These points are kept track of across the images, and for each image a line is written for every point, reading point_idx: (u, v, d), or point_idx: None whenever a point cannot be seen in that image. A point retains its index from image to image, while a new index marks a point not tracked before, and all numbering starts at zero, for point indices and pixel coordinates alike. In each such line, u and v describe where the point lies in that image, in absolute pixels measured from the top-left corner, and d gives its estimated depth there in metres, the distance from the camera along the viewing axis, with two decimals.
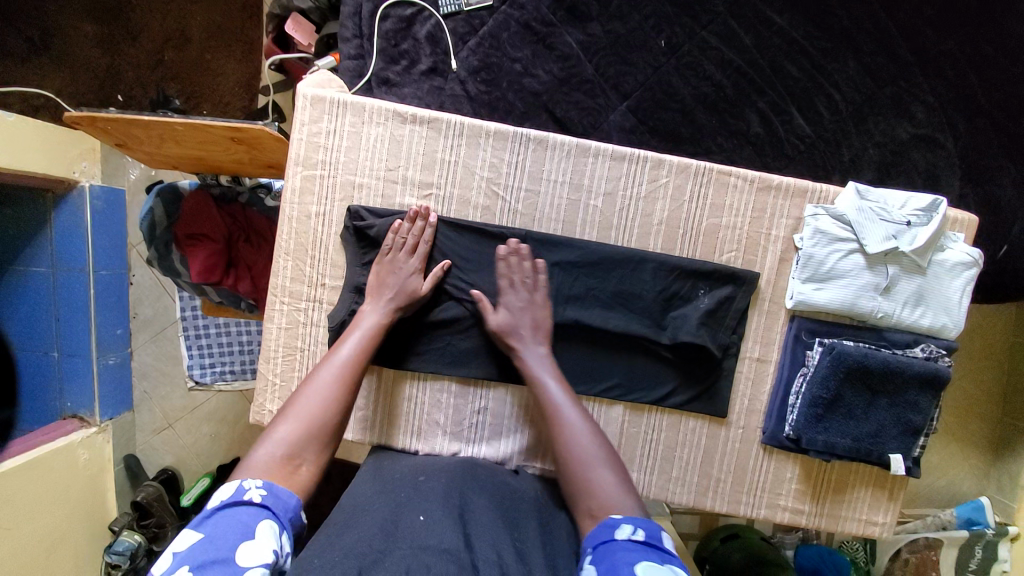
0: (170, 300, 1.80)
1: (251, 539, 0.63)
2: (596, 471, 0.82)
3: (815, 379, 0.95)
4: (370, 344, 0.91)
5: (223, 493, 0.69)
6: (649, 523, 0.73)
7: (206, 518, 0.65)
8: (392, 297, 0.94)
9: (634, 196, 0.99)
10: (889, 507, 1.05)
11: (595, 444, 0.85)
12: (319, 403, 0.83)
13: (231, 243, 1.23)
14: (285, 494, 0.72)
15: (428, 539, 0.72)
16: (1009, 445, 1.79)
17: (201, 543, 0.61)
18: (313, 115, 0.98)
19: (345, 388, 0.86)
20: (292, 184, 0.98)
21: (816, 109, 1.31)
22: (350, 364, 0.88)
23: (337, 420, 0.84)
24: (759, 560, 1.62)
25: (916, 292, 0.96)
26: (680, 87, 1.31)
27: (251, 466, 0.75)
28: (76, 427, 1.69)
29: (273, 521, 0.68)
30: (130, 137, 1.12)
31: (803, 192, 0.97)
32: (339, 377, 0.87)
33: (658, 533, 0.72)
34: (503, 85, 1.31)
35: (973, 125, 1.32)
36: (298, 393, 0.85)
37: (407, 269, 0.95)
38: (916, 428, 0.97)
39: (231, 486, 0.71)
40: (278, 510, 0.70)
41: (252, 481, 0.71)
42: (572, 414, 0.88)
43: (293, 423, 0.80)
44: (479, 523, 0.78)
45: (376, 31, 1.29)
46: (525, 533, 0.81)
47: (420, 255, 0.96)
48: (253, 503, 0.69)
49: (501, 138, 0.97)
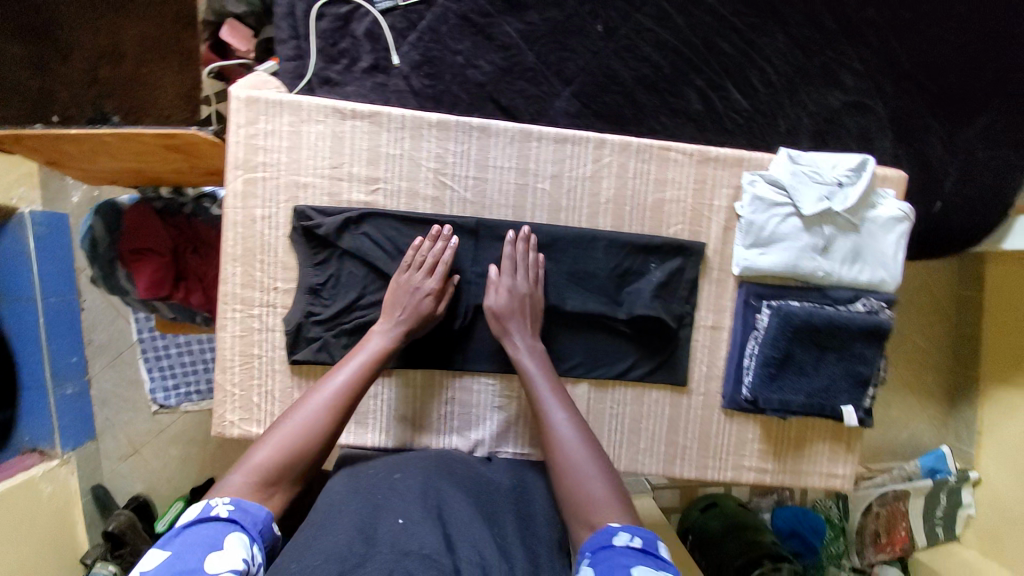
0: (126, 324, 1.76)
1: (219, 552, 0.65)
2: (585, 469, 0.83)
3: (766, 340, 0.99)
4: (371, 368, 0.90)
5: (191, 510, 0.71)
6: (646, 531, 0.74)
7: (174, 536, 0.67)
8: (401, 320, 0.93)
9: (580, 177, 1.01)
10: (848, 458, 1.09)
11: (582, 444, 0.86)
12: (303, 428, 0.84)
13: (178, 255, 1.18)
14: (253, 507, 0.74)
15: (408, 544, 0.71)
16: (964, 395, 1.90)
17: (169, 560, 0.63)
18: (249, 117, 0.96)
19: (334, 412, 0.86)
20: (233, 189, 0.96)
21: (751, 83, 1.39)
22: (345, 387, 0.88)
23: (321, 445, 0.84)
24: (737, 525, 1.69)
25: (852, 250, 1.01)
26: (619, 69, 1.36)
27: (224, 488, 0.76)
28: (36, 461, 1.59)
29: (241, 534, 0.69)
30: (61, 154, 1.07)
31: (738, 162, 1.02)
32: (330, 401, 0.86)
33: (652, 539, 0.73)
34: (446, 77, 1.33)
35: (900, 87, 1.42)
36: (286, 415, 0.85)
37: (419, 287, 0.94)
38: (865, 379, 1.01)
39: (199, 505, 0.73)
40: (246, 523, 0.71)
41: (219, 499, 0.73)
42: (564, 412, 0.90)
43: (272, 447, 0.81)
44: (460, 522, 0.78)
45: (312, 30, 1.30)
46: (503, 524, 0.82)
47: (436, 276, 0.95)
48: (220, 518, 0.70)
49: (444, 128, 0.98)
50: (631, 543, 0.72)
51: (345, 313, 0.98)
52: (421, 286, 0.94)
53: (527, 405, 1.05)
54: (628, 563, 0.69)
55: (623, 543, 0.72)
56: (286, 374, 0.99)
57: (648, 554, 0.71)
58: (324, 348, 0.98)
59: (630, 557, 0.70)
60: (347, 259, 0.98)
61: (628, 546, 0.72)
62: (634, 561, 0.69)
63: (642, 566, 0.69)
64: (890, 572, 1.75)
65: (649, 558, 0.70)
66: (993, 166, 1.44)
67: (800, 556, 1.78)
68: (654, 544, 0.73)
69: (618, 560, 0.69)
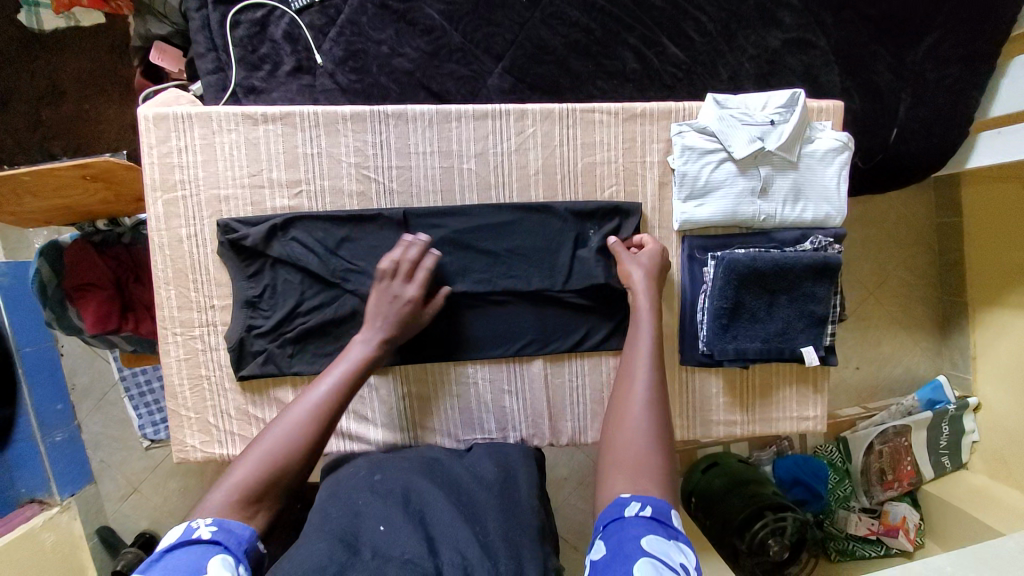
0: (107, 361, 1.68)
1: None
2: (639, 436, 0.74)
3: (714, 292, 0.98)
4: (356, 379, 0.84)
5: (168, 535, 0.62)
6: (659, 499, 0.66)
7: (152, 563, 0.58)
8: (385, 326, 0.88)
9: (505, 151, 0.99)
10: (817, 400, 1.08)
11: (648, 410, 0.77)
12: (286, 439, 0.76)
13: (122, 285, 1.18)
14: (239, 527, 0.65)
15: (387, 552, 0.68)
16: (954, 322, 1.88)
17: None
18: (159, 136, 0.94)
19: (319, 424, 0.79)
20: (154, 212, 0.95)
21: (686, 34, 1.33)
22: (332, 397, 0.81)
23: (305, 459, 0.77)
24: (739, 482, 1.62)
25: (793, 188, 1.00)
26: (549, 38, 1.29)
27: (207, 506, 0.68)
28: (37, 511, 1.49)
29: (225, 557, 0.61)
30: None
31: (666, 114, 1.00)
32: (318, 411, 0.79)
33: (665, 508, 0.65)
34: (374, 69, 1.28)
35: (840, 17, 1.35)
36: (271, 426, 0.78)
37: (400, 292, 0.90)
38: (820, 318, 1.00)
39: (179, 526, 0.64)
40: (231, 544, 0.63)
41: (202, 520, 0.64)
42: (649, 376, 0.81)
43: (254, 461, 0.73)
44: (443, 524, 0.74)
45: (229, 40, 1.24)
46: (485, 518, 0.77)
47: (415, 282, 0.91)
48: (202, 541, 0.62)
49: (359, 120, 0.96)
50: (641, 512, 0.64)
51: (287, 321, 0.97)
52: (399, 290, 0.90)
53: (488, 391, 1.04)
54: (638, 533, 0.62)
55: (634, 513, 0.64)
56: (237, 391, 0.99)
57: (659, 523, 0.63)
58: (270, 360, 0.97)
59: (639, 527, 0.63)
60: (280, 267, 0.96)
61: (638, 515, 0.64)
62: (644, 531, 0.62)
63: (652, 536, 0.61)
64: (900, 508, 1.68)
65: (661, 527, 0.63)
66: (946, 86, 1.36)
67: (806, 505, 1.72)
68: (668, 513, 0.65)
69: (628, 534, 0.62)
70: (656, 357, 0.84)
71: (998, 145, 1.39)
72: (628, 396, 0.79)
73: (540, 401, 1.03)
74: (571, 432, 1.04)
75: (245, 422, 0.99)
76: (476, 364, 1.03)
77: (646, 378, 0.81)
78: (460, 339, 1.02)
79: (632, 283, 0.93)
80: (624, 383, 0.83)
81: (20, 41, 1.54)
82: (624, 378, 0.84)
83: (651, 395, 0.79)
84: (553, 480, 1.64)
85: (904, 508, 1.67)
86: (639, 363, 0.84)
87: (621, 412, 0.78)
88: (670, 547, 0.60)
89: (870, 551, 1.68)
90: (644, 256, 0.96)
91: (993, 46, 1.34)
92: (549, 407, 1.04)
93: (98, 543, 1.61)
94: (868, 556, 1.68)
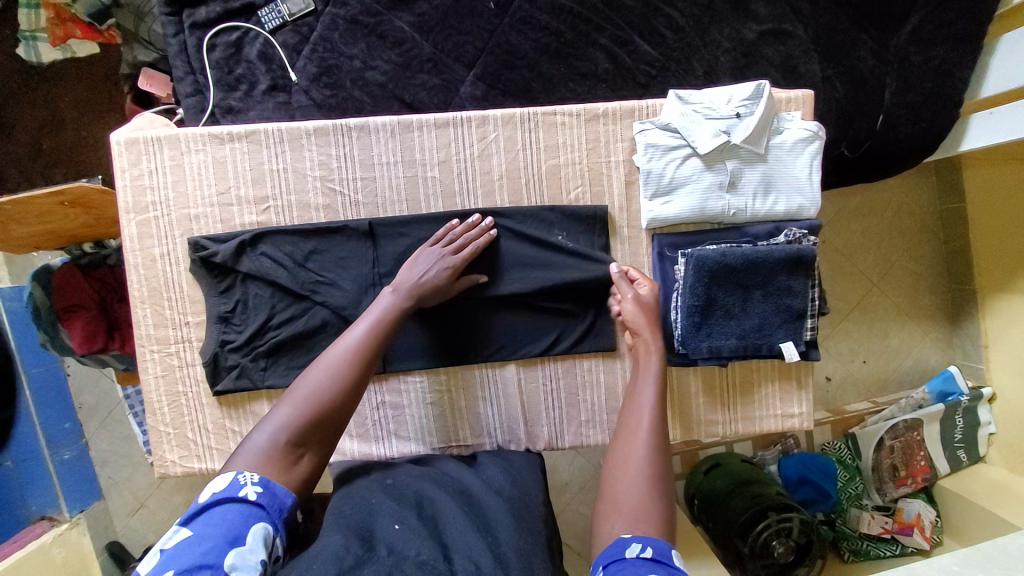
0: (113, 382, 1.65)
1: (241, 548, 0.59)
2: (640, 477, 0.72)
3: (685, 291, 0.97)
4: (386, 326, 0.85)
5: (217, 484, 0.64)
6: (659, 539, 0.65)
7: (198, 512, 0.61)
8: (417, 281, 0.90)
9: (469, 158, 1.00)
10: (802, 396, 1.05)
11: (651, 452, 0.74)
12: (325, 384, 0.77)
13: (107, 306, 1.21)
14: (281, 491, 0.67)
15: (404, 550, 0.66)
16: (964, 311, 1.79)
17: (188, 546, 0.57)
18: (131, 159, 0.97)
19: (356, 368, 0.80)
20: (128, 233, 0.97)
21: (658, 31, 1.26)
22: (367, 345, 0.83)
23: (345, 405, 0.78)
24: (740, 482, 1.51)
25: (762, 181, 1.00)
26: (519, 43, 1.24)
27: (249, 452, 0.69)
28: (46, 528, 1.47)
29: (266, 524, 0.63)
30: None
31: (630, 112, 1.01)
32: (353, 356, 0.81)
33: (666, 549, 0.65)
34: (347, 84, 1.23)
35: (817, 5, 1.28)
36: (307, 371, 0.79)
37: (435, 250, 0.94)
38: (798, 312, 0.98)
39: (225, 476, 0.66)
40: (272, 511, 0.65)
41: (248, 476, 0.66)
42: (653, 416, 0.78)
43: (295, 406, 0.74)
44: (457, 530, 0.72)
45: (205, 62, 1.21)
46: (498, 529, 0.75)
47: (450, 242, 0.95)
48: (247, 501, 0.63)
49: (323, 135, 0.98)
50: (642, 554, 0.64)
51: (258, 335, 0.98)
52: (434, 247, 0.94)
53: (459, 397, 1.03)
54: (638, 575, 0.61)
55: (635, 554, 0.63)
56: (214, 405, 1.00)
57: (660, 564, 0.63)
58: (243, 375, 0.98)
59: (641, 568, 0.62)
60: (250, 282, 0.98)
61: (638, 557, 0.63)
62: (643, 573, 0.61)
63: None
64: (914, 504, 1.60)
65: (660, 567, 0.62)
66: (932, 68, 1.29)
67: (813, 504, 1.62)
68: (666, 552, 0.65)
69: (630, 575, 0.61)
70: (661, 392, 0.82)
71: (988, 127, 1.31)
72: (632, 438, 0.76)
73: (515, 404, 1.03)
74: (546, 436, 1.04)
75: (223, 436, 1.01)
76: (446, 372, 1.03)
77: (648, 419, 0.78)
78: (431, 349, 1.02)
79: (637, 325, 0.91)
80: (628, 421, 0.80)
81: (20, 74, 1.59)
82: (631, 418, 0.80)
83: (653, 439, 0.76)
84: (555, 486, 1.59)
85: (919, 504, 1.59)
86: (643, 401, 0.81)
87: (625, 448, 0.76)
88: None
89: (885, 551, 1.57)
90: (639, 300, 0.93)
91: (978, 24, 1.28)
92: (524, 413, 1.04)
93: (106, 559, 1.58)
94: (884, 556, 1.56)
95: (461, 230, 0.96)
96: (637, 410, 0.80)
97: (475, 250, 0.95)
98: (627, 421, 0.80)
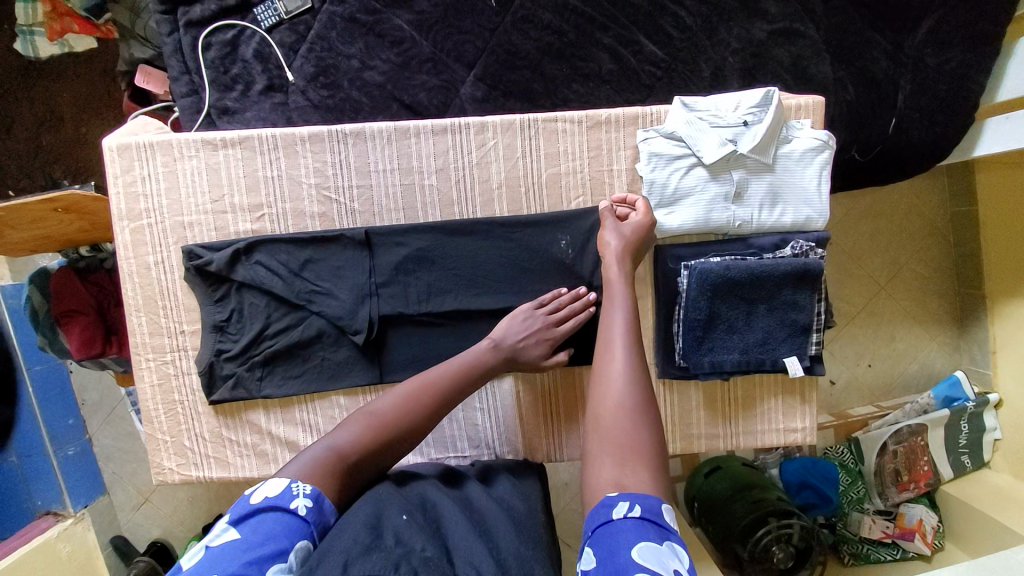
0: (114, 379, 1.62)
1: (281, 564, 0.57)
2: (622, 413, 0.68)
3: (688, 304, 0.95)
4: (472, 377, 0.85)
5: (272, 488, 0.63)
6: (649, 496, 0.59)
7: (249, 515, 0.60)
8: (513, 333, 0.90)
9: (467, 165, 0.98)
10: (805, 410, 1.03)
11: (629, 390, 0.70)
12: (400, 418, 0.77)
13: (104, 311, 1.21)
14: (328, 510, 0.65)
15: (410, 542, 0.62)
16: (971, 315, 1.75)
17: (233, 549, 0.56)
18: (123, 165, 0.95)
19: (428, 411, 0.79)
20: (122, 241, 0.96)
21: (664, 31, 1.22)
22: (447, 392, 0.82)
23: (407, 443, 0.77)
24: (741, 485, 1.49)
25: (769, 192, 0.98)
26: (521, 42, 1.20)
27: (305, 462, 0.68)
28: (52, 522, 1.47)
29: (308, 544, 0.61)
30: None
31: (633, 119, 0.99)
32: (434, 396, 0.80)
33: (655, 505, 0.58)
34: (344, 85, 1.20)
35: (830, 4, 1.23)
36: (385, 396, 0.79)
37: (541, 312, 0.93)
38: (803, 326, 0.96)
39: (280, 481, 0.65)
40: (315, 530, 0.63)
41: (302, 487, 0.64)
42: (627, 351, 0.74)
43: (364, 431, 0.74)
44: (459, 533, 0.68)
45: (201, 62, 1.19)
46: (497, 534, 0.72)
47: (556, 305, 0.94)
48: (295, 515, 0.62)
49: (318, 141, 0.96)
50: (629, 514, 0.57)
51: (254, 344, 0.97)
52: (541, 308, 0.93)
53: (465, 407, 1.02)
54: (629, 540, 0.54)
55: (622, 515, 0.57)
56: (210, 414, 1.00)
57: (650, 525, 0.56)
58: (240, 384, 0.97)
59: (629, 531, 0.55)
60: (246, 290, 0.97)
61: (627, 517, 0.57)
62: (635, 536, 0.55)
63: (645, 541, 0.54)
64: (915, 509, 1.57)
65: (653, 529, 0.56)
66: (947, 71, 1.24)
67: (814, 509, 1.61)
68: (658, 511, 0.58)
69: (618, 541, 0.54)
70: (631, 326, 0.78)
71: (1005, 132, 1.26)
72: (604, 372, 0.73)
73: (513, 415, 1.02)
74: (543, 448, 1.03)
75: (220, 445, 1.00)
76: None
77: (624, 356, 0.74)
78: (430, 359, 1.00)
79: (607, 254, 0.90)
80: (601, 355, 0.76)
81: (19, 69, 1.57)
82: (600, 352, 0.76)
83: (629, 369, 0.72)
84: (555, 487, 1.59)
85: (921, 509, 1.56)
86: (613, 336, 0.77)
87: (600, 383, 0.72)
88: (665, 554, 0.54)
89: (885, 555, 1.57)
90: (625, 226, 0.93)
91: (998, 25, 1.23)
92: (521, 423, 1.03)
93: (110, 553, 1.58)
94: (883, 560, 1.57)
95: (570, 297, 0.95)
96: (609, 336, 0.77)
97: (576, 322, 0.93)
98: (599, 354, 0.76)
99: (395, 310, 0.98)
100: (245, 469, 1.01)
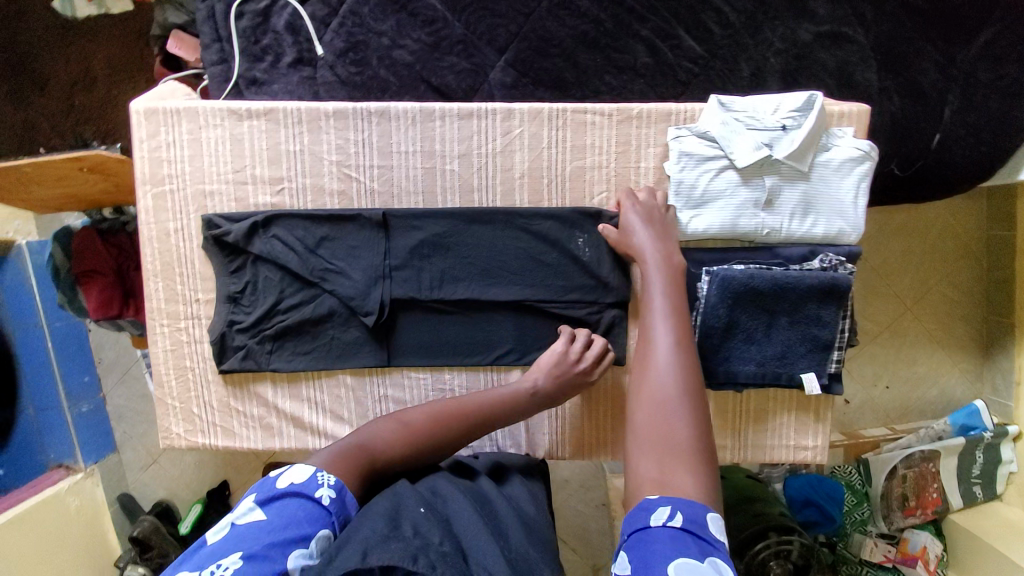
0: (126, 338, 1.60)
1: (303, 550, 0.58)
2: (670, 403, 0.71)
3: (705, 309, 0.92)
4: (506, 405, 0.86)
5: (299, 474, 0.65)
6: (692, 504, 0.59)
7: (274, 498, 0.62)
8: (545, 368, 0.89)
9: (490, 153, 0.96)
10: (817, 429, 1.01)
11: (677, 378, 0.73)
12: (432, 433, 0.80)
13: (123, 274, 1.22)
14: (351, 503, 0.67)
15: (428, 535, 0.62)
16: (998, 345, 1.69)
17: (258, 532, 0.58)
18: (150, 130, 0.96)
19: (456, 430, 0.82)
20: (144, 205, 0.97)
21: (705, 26, 1.17)
22: (479, 416, 0.84)
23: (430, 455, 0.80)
24: (744, 498, 1.47)
25: (802, 201, 0.94)
26: (556, 30, 1.17)
27: (332, 452, 0.71)
28: (62, 476, 1.53)
29: (329, 534, 0.62)
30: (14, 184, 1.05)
31: (665, 116, 0.95)
32: (467, 420, 0.83)
33: (698, 515, 0.58)
34: (373, 62, 1.18)
35: (882, 8, 1.17)
36: (422, 409, 0.83)
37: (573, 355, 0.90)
38: (824, 343, 0.93)
39: (307, 469, 0.66)
40: (337, 521, 0.64)
41: (327, 477, 0.66)
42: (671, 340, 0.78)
43: (399, 439, 0.78)
44: (469, 527, 0.67)
45: (232, 31, 1.18)
46: (506, 530, 0.72)
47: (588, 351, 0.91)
48: (319, 505, 0.63)
49: (341, 118, 0.94)
50: (670, 522, 0.57)
51: (267, 318, 0.97)
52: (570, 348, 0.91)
53: None
54: (666, 553, 0.54)
55: (661, 523, 0.57)
56: (219, 384, 1.00)
57: (691, 537, 0.55)
58: (249, 356, 0.98)
59: (668, 543, 0.55)
60: (261, 264, 0.97)
61: (664, 525, 0.57)
62: (672, 549, 0.54)
63: (683, 557, 0.53)
64: (921, 536, 1.52)
65: (693, 541, 0.55)
66: (1001, 87, 1.18)
67: (815, 527, 1.57)
68: (701, 525, 0.57)
69: (655, 551, 0.54)
70: (676, 314, 0.81)
71: None
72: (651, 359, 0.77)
73: None
74: (545, 444, 1.02)
75: (227, 414, 1.01)
76: (454, 369, 1.00)
77: (665, 342, 0.78)
78: (439, 346, 0.99)
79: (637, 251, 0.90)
80: (646, 344, 0.80)
81: (57, 29, 1.59)
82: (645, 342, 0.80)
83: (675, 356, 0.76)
84: (554, 482, 1.58)
85: (925, 536, 1.52)
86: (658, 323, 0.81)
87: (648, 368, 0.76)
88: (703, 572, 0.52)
89: None
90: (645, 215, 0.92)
91: None
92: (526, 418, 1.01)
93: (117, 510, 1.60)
94: None
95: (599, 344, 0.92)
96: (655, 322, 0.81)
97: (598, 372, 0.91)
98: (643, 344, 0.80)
99: (406, 294, 0.97)
100: (250, 441, 1.02)
